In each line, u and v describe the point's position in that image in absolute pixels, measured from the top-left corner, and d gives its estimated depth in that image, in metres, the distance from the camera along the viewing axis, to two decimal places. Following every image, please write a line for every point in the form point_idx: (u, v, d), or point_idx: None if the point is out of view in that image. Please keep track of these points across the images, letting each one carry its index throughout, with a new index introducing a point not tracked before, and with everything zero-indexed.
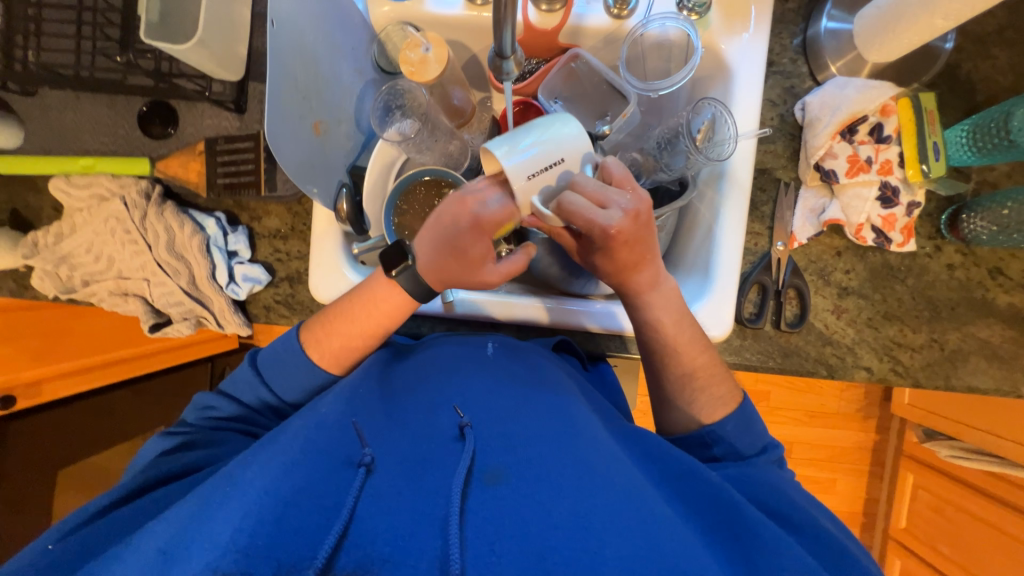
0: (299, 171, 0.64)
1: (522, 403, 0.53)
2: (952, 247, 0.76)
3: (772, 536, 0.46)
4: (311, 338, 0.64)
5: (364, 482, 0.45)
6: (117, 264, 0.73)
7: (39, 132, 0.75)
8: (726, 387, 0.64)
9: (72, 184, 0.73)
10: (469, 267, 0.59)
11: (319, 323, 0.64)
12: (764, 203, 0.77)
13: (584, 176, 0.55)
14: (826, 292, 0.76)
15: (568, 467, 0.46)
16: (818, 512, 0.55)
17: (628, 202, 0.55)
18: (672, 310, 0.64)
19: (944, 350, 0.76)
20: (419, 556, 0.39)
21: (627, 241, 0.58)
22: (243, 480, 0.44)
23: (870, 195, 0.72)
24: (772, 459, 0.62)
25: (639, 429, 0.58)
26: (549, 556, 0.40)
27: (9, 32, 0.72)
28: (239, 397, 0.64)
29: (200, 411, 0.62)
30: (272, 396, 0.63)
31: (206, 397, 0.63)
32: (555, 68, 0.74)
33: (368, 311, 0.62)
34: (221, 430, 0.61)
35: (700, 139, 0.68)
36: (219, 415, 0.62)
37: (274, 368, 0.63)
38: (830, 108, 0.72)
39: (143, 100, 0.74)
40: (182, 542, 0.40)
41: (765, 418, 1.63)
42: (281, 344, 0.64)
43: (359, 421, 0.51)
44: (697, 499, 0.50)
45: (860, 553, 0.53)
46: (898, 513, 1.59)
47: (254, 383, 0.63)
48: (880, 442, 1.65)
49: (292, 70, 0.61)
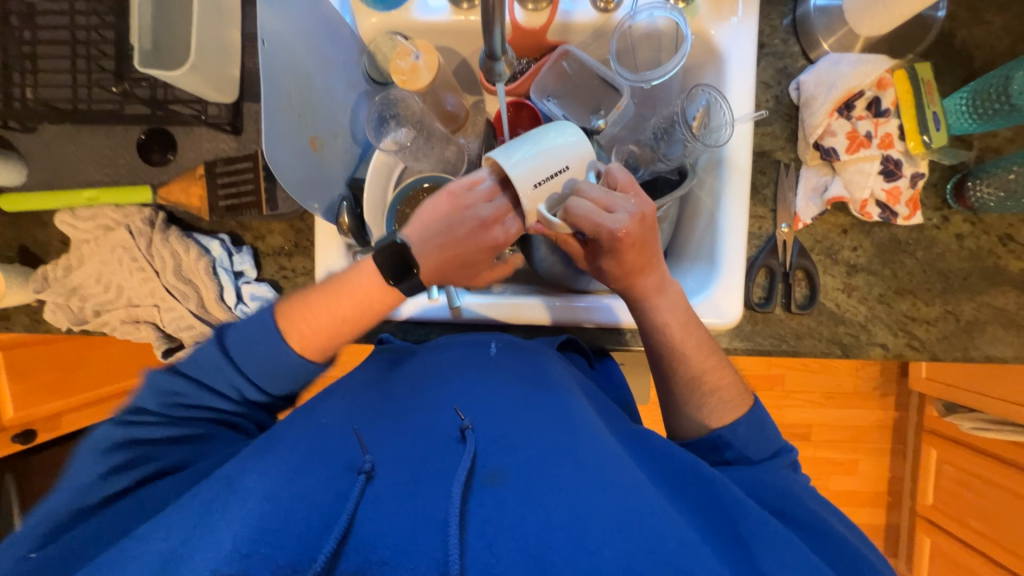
0: (299, 188, 0.65)
1: (525, 405, 0.53)
2: (960, 217, 0.75)
3: (775, 534, 0.46)
4: (292, 326, 0.57)
5: (364, 489, 0.44)
6: (126, 293, 0.74)
7: (42, 168, 0.76)
8: (734, 390, 0.63)
9: (78, 217, 0.74)
10: (468, 274, 0.63)
11: (298, 299, 0.58)
12: (765, 185, 0.77)
13: (588, 182, 0.56)
14: (835, 271, 0.75)
15: (569, 469, 0.46)
16: (832, 516, 0.54)
17: (632, 205, 0.57)
18: (676, 314, 0.63)
19: (960, 322, 0.75)
20: (418, 558, 0.39)
21: (635, 244, 0.58)
22: (244, 489, 0.44)
23: (873, 170, 0.71)
24: (786, 462, 0.61)
25: (642, 431, 0.58)
26: (547, 556, 0.39)
27: (7, 71, 0.72)
28: (208, 382, 0.57)
29: (162, 397, 0.56)
30: (255, 389, 0.57)
31: (170, 382, 0.56)
32: (546, 67, 0.74)
33: (362, 293, 0.58)
34: (191, 420, 0.57)
35: (697, 126, 0.68)
36: (188, 403, 0.56)
37: (247, 350, 0.56)
38: (825, 85, 0.72)
39: (142, 129, 0.75)
40: (182, 551, 0.39)
41: (780, 402, 1.61)
42: (259, 331, 0.57)
43: (360, 429, 0.50)
44: (699, 496, 0.50)
45: (872, 554, 0.51)
46: (924, 490, 1.57)
47: (225, 368, 0.56)
48: (900, 418, 1.63)
49: (286, 87, 0.62)
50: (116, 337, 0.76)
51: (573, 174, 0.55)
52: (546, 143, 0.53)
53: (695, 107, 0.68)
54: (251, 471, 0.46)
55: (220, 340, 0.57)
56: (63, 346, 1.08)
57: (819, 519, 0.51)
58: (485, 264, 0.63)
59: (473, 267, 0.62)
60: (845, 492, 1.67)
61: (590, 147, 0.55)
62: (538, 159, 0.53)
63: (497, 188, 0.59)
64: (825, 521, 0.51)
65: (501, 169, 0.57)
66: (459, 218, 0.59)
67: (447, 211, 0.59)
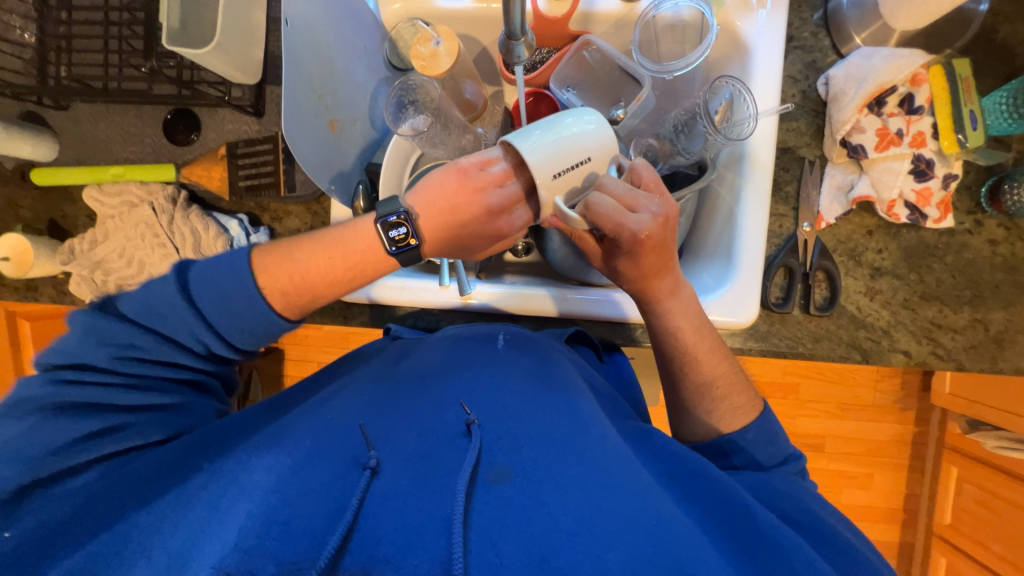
0: (316, 169, 0.66)
1: (533, 403, 0.52)
2: (994, 222, 0.72)
3: (787, 541, 0.44)
4: (275, 285, 0.55)
5: (369, 484, 0.43)
6: (148, 268, 0.76)
7: (73, 144, 0.78)
8: (747, 396, 0.62)
9: (104, 192, 0.76)
10: (465, 248, 0.63)
11: (280, 253, 0.56)
12: (787, 182, 0.75)
13: (610, 176, 0.55)
14: (858, 273, 0.73)
15: (575, 470, 0.45)
16: (844, 526, 0.52)
17: (655, 205, 0.55)
18: (691, 318, 0.62)
19: (989, 331, 0.72)
20: (422, 556, 0.38)
21: (655, 246, 0.57)
22: (250, 484, 0.44)
23: (902, 169, 0.69)
24: (794, 470, 0.60)
25: (647, 430, 0.57)
26: (552, 560, 0.39)
27: (42, 49, 0.75)
28: (167, 334, 0.53)
29: (114, 349, 0.51)
30: (223, 344, 0.55)
31: (119, 333, 0.52)
32: (567, 56, 0.74)
33: (355, 257, 0.58)
34: (150, 377, 0.54)
35: (719, 120, 0.66)
36: (146, 356, 0.53)
37: (218, 304, 0.53)
38: (856, 80, 0.69)
39: (168, 109, 0.77)
40: (193, 545, 0.40)
41: (794, 411, 1.57)
42: (235, 286, 0.53)
43: (366, 424, 0.49)
44: (712, 505, 0.48)
45: (884, 566, 0.49)
46: (943, 509, 1.52)
47: (191, 321, 0.53)
48: (920, 433, 1.58)
49: (308, 68, 0.63)
50: None
51: (592, 166, 0.54)
52: (571, 129, 0.52)
53: (718, 100, 0.67)
54: (258, 463, 0.46)
55: (184, 289, 0.53)
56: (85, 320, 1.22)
57: (827, 530, 0.50)
58: (484, 240, 0.63)
59: (472, 250, 0.64)
60: (858, 507, 1.62)
61: (613, 140, 0.54)
62: (559, 148, 0.51)
63: (510, 174, 0.58)
64: (835, 531, 0.50)
65: (519, 160, 0.56)
66: (468, 194, 0.58)
67: (460, 196, 0.58)
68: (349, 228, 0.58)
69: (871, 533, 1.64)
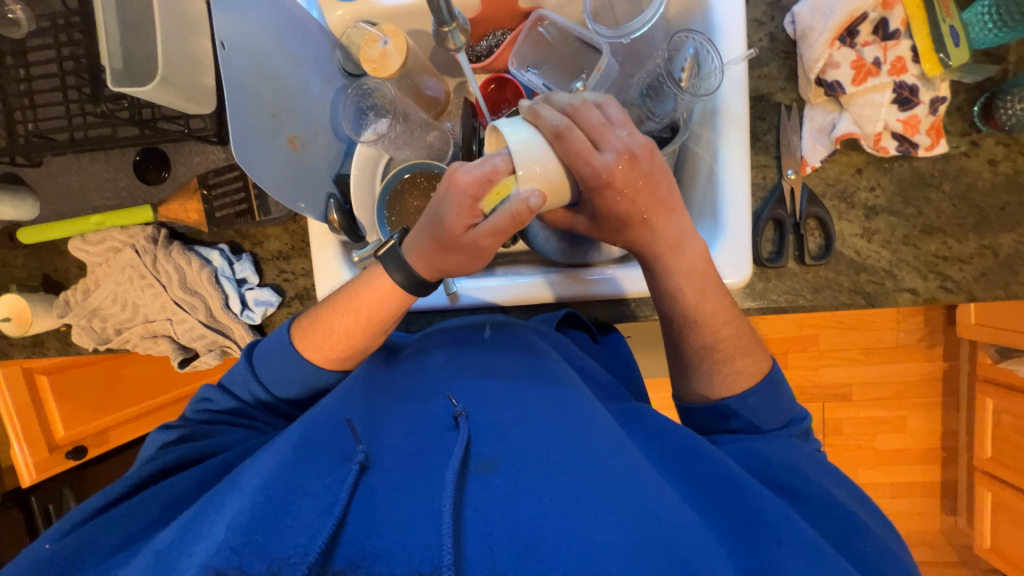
0: (281, 190, 0.65)
1: (521, 393, 0.51)
2: (991, 140, 0.68)
3: (772, 512, 0.45)
4: (303, 336, 0.59)
5: (357, 480, 0.43)
6: (141, 310, 0.77)
7: (51, 199, 0.80)
8: (748, 365, 0.60)
9: (89, 242, 0.78)
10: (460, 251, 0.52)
11: (307, 317, 0.60)
12: (765, 131, 0.72)
13: (589, 108, 0.51)
14: (851, 216, 0.70)
15: (561, 451, 0.45)
16: (831, 484, 0.53)
17: (619, 142, 0.51)
18: (672, 284, 0.58)
19: (999, 257, 0.68)
20: (411, 552, 0.39)
21: (624, 188, 0.52)
22: (242, 482, 0.44)
23: (884, 100, 0.66)
24: (798, 431, 0.59)
25: (639, 408, 0.57)
26: (539, 545, 0.39)
27: (7, 109, 0.75)
28: (234, 389, 0.61)
29: (196, 402, 0.60)
30: (267, 390, 0.59)
31: (207, 390, 0.61)
32: (522, 36, 0.71)
33: (363, 311, 0.56)
34: (214, 423, 0.58)
35: (686, 77, 0.64)
36: (213, 408, 0.60)
37: (265, 359, 0.59)
38: (821, 14, 0.66)
39: (135, 151, 0.77)
40: (183, 541, 0.41)
41: (815, 362, 1.54)
42: (277, 349, 0.59)
43: (354, 419, 0.49)
44: (698, 478, 0.48)
45: (864, 514, 0.51)
46: (982, 442, 1.47)
47: (247, 376, 0.60)
48: (950, 369, 1.54)
49: (255, 88, 0.62)
50: (138, 352, 0.79)
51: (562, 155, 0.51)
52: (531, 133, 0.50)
53: (682, 57, 0.64)
54: (253, 465, 0.46)
55: (249, 352, 0.62)
56: (102, 367, 1.27)
57: (822, 495, 0.50)
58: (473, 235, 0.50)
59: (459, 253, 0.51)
60: (894, 452, 1.58)
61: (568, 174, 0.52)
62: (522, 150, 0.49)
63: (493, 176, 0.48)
64: (828, 498, 0.50)
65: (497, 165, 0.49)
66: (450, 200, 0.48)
67: (443, 229, 0.50)
68: (351, 288, 0.57)
69: (909, 475, 1.60)
